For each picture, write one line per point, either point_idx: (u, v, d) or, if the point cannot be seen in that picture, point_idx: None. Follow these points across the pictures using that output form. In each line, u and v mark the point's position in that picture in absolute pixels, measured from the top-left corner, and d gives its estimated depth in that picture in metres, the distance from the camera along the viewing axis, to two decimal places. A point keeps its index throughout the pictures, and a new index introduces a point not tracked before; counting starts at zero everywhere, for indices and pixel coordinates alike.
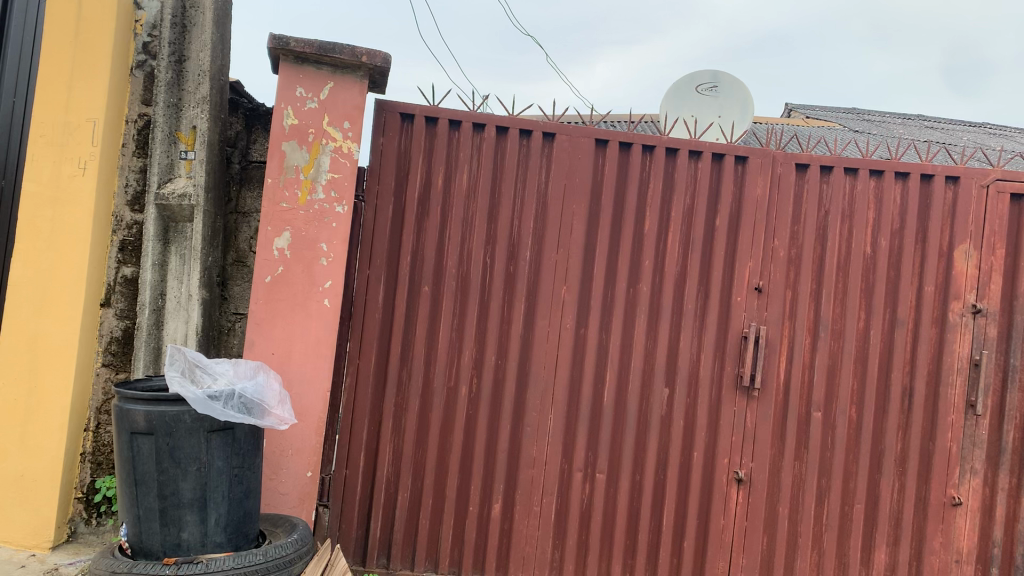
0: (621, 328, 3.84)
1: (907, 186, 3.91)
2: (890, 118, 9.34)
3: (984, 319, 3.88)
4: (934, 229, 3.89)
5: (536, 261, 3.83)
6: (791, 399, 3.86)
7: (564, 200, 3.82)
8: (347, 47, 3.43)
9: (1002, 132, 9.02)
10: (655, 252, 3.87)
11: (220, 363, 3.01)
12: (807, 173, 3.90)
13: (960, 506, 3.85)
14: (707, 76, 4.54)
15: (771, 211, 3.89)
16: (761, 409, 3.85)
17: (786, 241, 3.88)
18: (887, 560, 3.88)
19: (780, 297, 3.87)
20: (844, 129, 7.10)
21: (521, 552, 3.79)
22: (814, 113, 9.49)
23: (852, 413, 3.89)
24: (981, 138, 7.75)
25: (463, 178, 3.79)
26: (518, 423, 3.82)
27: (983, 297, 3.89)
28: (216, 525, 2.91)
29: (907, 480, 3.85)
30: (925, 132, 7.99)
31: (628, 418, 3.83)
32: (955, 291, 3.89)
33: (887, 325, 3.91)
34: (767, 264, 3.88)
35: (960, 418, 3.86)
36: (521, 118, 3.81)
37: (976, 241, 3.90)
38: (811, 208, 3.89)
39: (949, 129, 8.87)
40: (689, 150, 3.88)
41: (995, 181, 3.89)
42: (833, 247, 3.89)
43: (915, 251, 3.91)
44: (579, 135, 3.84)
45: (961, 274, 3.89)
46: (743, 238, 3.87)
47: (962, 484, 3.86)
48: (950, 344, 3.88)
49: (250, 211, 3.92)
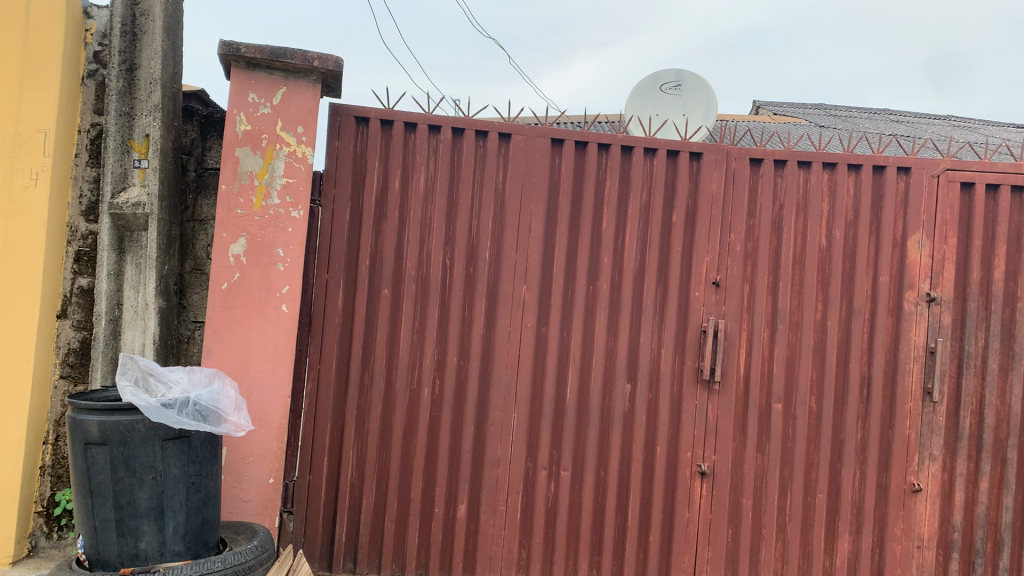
0: (582, 325, 3.86)
1: (860, 178, 3.96)
2: (856, 113, 9.44)
3: (938, 307, 3.94)
4: (887, 219, 3.94)
5: (495, 262, 3.84)
6: (751, 392, 3.89)
7: (521, 200, 3.84)
8: (298, 52, 3.43)
9: (967, 124, 9.15)
10: (614, 249, 3.89)
11: (174, 370, 3.01)
12: (761, 167, 3.94)
13: (920, 492, 3.90)
14: (672, 74, 4.57)
15: (727, 206, 3.93)
16: (721, 402, 3.88)
17: (742, 235, 3.92)
18: (850, 549, 3.92)
19: (737, 291, 3.91)
20: (807, 124, 7.17)
21: (487, 552, 3.80)
22: (781, 110, 9.57)
23: (812, 404, 3.93)
24: (944, 130, 7.85)
25: (420, 180, 3.80)
26: (482, 424, 3.83)
27: (936, 286, 3.94)
28: (174, 533, 2.89)
29: (868, 468, 3.90)
30: (887, 126, 8.09)
31: (591, 415, 3.85)
32: (909, 280, 3.94)
33: (844, 316, 3.95)
34: (724, 258, 3.92)
35: (918, 406, 3.91)
36: (477, 119, 3.82)
37: (929, 231, 3.95)
38: (765, 202, 3.93)
39: (913, 123, 8.99)
40: (644, 148, 3.92)
41: (945, 171, 3.95)
42: (789, 240, 3.94)
43: (869, 242, 3.96)
44: (535, 135, 3.85)
45: (915, 263, 3.94)
46: (700, 233, 3.90)
47: (921, 471, 3.91)
48: (906, 332, 3.93)
49: (206, 219, 3.92)
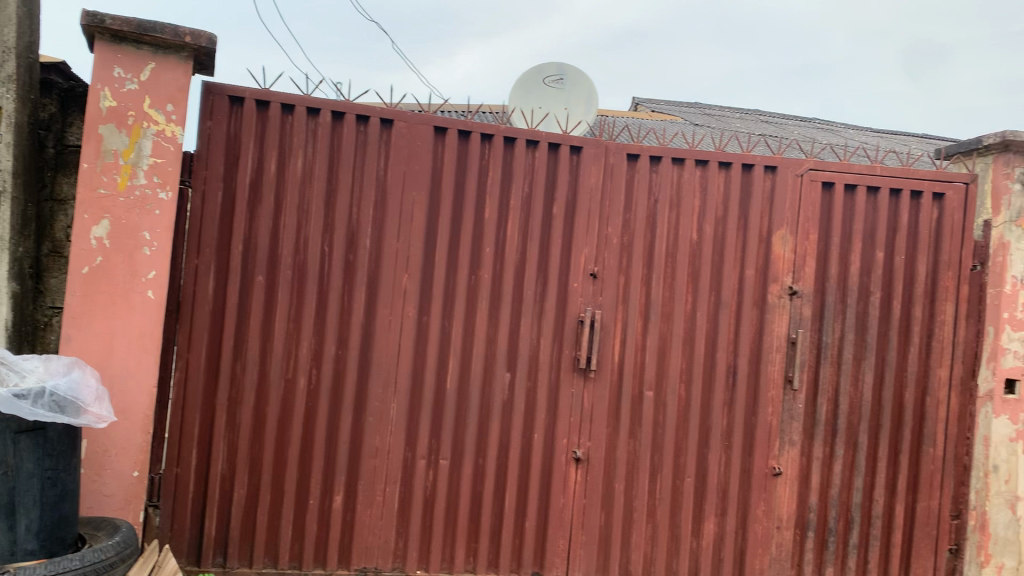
0: (462, 314, 3.87)
1: (729, 176, 4.12)
2: (729, 112, 9.83)
3: (798, 300, 4.15)
4: (754, 215, 4.12)
5: (375, 249, 3.79)
6: (625, 380, 4.00)
7: (402, 188, 3.80)
8: (168, 27, 3.28)
9: (829, 127, 9.68)
10: (495, 239, 3.92)
11: (29, 359, 2.83)
12: (637, 163, 4.05)
13: (780, 475, 4.11)
14: (554, 68, 4.61)
15: (605, 199, 4.02)
16: (597, 391, 3.98)
17: (619, 228, 4.02)
18: (715, 530, 4.09)
19: (614, 283, 4.00)
20: (682, 122, 7.41)
21: (364, 542, 3.77)
22: (659, 107, 9.86)
23: (681, 391, 4.08)
24: (809, 133, 8.28)
25: (297, 164, 3.71)
26: (360, 414, 3.78)
27: (798, 280, 4.15)
28: (26, 531, 2.74)
29: (733, 453, 4.08)
30: (757, 127, 8.46)
31: (471, 404, 3.87)
32: (773, 274, 4.13)
33: (713, 307, 4.11)
34: (601, 250, 4.00)
35: (779, 393, 4.12)
36: (357, 103, 3.75)
37: (791, 227, 4.15)
38: (641, 196, 4.04)
39: (781, 124, 9.43)
40: (525, 140, 3.95)
41: (808, 170, 4.15)
42: (663, 233, 4.06)
43: (736, 237, 4.13)
44: (417, 122, 3.82)
45: (779, 258, 4.14)
46: (580, 225, 3.97)
47: (781, 454, 4.12)
48: (769, 323, 4.13)
49: (66, 199, 3.70)
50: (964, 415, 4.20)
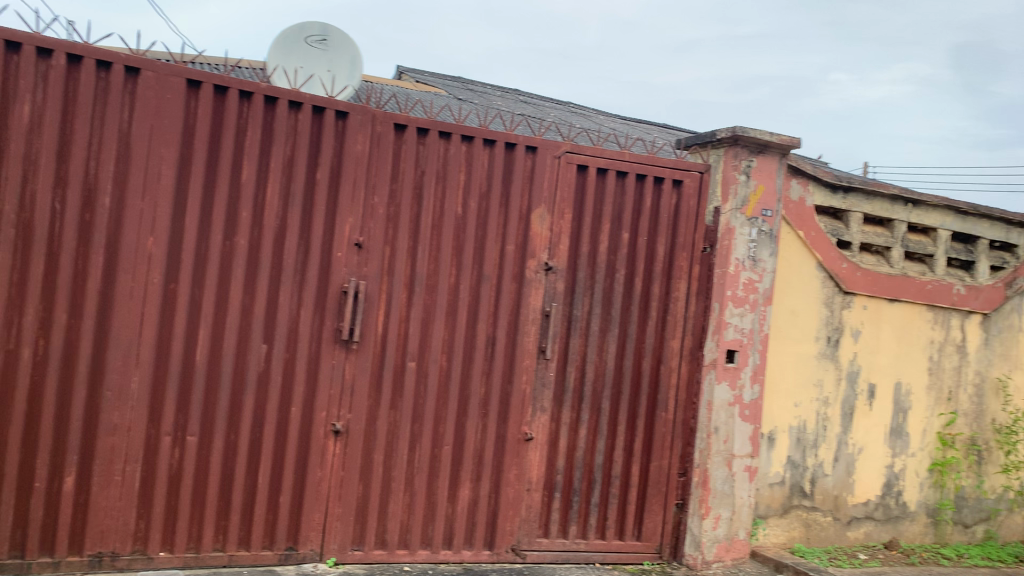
0: (216, 283, 3.66)
1: (493, 153, 4.21)
2: (491, 89, 10.06)
3: (553, 275, 4.35)
4: (515, 193, 4.26)
5: (117, 209, 3.49)
6: (386, 351, 4.00)
7: (149, 144, 3.52)
8: None
9: (582, 111, 10.21)
10: (254, 203, 3.73)
11: None
12: (404, 134, 4.03)
13: (531, 440, 4.31)
14: (317, 28, 4.46)
15: (371, 168, 3.96)
16: (358, 362, 3.95)
17: (384, 198, 3.98)
18: (470, 495, 4.22)
19: (378, 253, 3.97)
20: (446, 95, 7.48)
21: (99, 526, 3.49)
22: (423, 78, 9.87)
23: (442, 362, 4.14)
24: (565, 116, 8.68)
25: (24, 110, 3.33)
26: (96, 389, 3.48)
27: (553, 256, 4.35)
28: None
29: (488, 421, 4.22)
30: (517, 105, 8.74)
31: (224, 376, 3.68)
32: (530, 250, 4.30)
33: (474, 280, 4.21)
34: (366, 220, 3.95)
35: (532, 363, 4.31)
36: (99, 48, 3.41)
37: (548, 206, 4.33)
38: (407, 168, 4.02)
39: (539, 105, 9.81)
40: (289, 101, 3.78)
41: (565, 152, 4.35)
42: (428, 205, 4.08)
43: (498, 212, 4.24)
44: (168, 73, 3.54)
45: (536, 235, 4.31)
46: (344, 193, 3.89)
47: (533, 421, 4.32)
48: (526, 297, 4.30)
49: None
50: (693, 382, 4.61)
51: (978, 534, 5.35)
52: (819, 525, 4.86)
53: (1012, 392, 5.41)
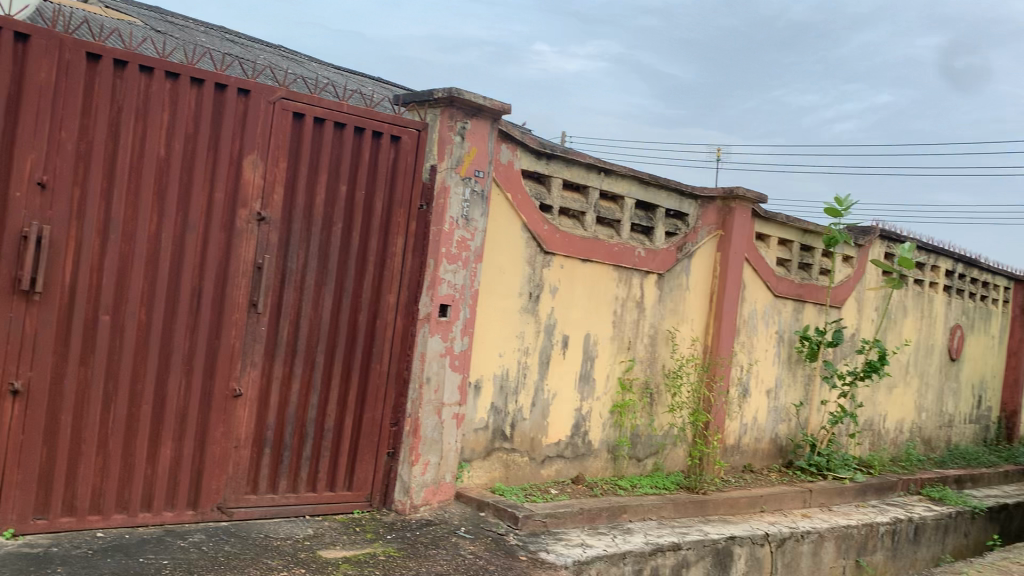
0: None
1: (202, 93, 3.97)
2: (194, 24, 9.36)
3: (267, 226, 4.22)
4: (226, 138, 4.05)
5: None
6: (77, 302, 3.67)
7: None
8: None
9: (294, 57, 9.86)
10: None
11: None
12: (100, 64, 3.67)
13: (240, 396, 4.19)
14: None
15: (58, 99, 3.59)
16: (40, 314, 3.59)
17: (74, 133, 3.63)
18: (173, 456, 4.02)
19: (66, 194, 3.63)
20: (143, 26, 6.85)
21: None
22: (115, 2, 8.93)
23: (142, 315, 3.88)
24: (276, 60, 8.34)
25: None
26: None
27: (266, 207, 4.21)
28: None
29: (194, 377, 4.04)
30: (224, 44, 8.24)
31: None
32: (242, 199, 4.13)
33: (179, 229, 3.96)
34: (51, 157, 3.59)
35: (243, 316, 4.18)
36: None
37: (263, 154, 4.18)
38: (101, 103, 3.68)
39: (248, 46, 9.32)
40: None
41: (281, 99, 4.22)
42: (126, 144, 3.76)
43: (207, 157, 4.02)
44: None
45: (248, 183, 4.14)
46: (24, 124, 3.51)
47: (242, 376, 4.20)
48: (237, 248, 4.13)
49: None
50: (406, 335, 4.73)
51: (649, 465, 6.07)
52: (517, 466, 5.26)
53: (679, 342, 6.18)
